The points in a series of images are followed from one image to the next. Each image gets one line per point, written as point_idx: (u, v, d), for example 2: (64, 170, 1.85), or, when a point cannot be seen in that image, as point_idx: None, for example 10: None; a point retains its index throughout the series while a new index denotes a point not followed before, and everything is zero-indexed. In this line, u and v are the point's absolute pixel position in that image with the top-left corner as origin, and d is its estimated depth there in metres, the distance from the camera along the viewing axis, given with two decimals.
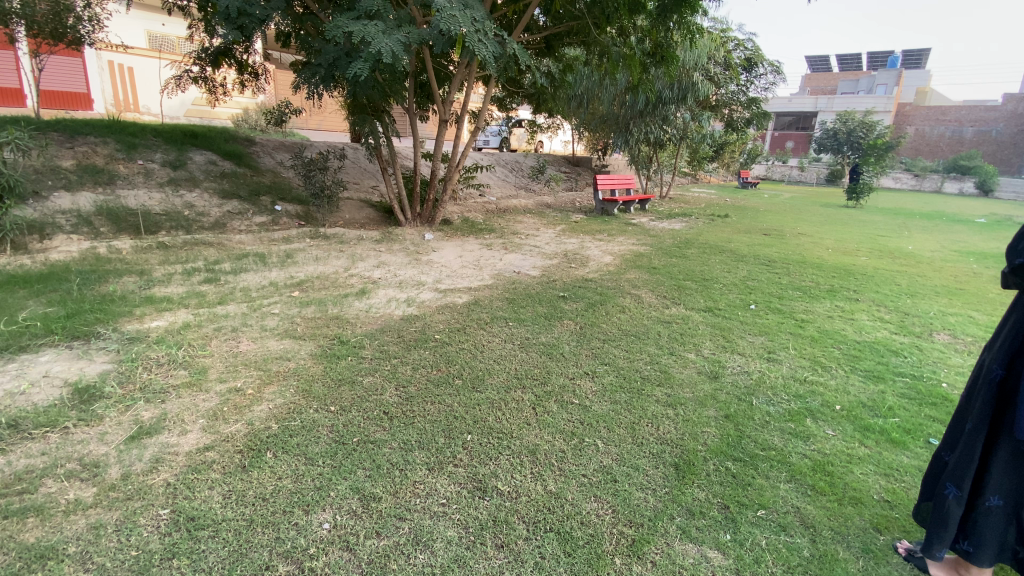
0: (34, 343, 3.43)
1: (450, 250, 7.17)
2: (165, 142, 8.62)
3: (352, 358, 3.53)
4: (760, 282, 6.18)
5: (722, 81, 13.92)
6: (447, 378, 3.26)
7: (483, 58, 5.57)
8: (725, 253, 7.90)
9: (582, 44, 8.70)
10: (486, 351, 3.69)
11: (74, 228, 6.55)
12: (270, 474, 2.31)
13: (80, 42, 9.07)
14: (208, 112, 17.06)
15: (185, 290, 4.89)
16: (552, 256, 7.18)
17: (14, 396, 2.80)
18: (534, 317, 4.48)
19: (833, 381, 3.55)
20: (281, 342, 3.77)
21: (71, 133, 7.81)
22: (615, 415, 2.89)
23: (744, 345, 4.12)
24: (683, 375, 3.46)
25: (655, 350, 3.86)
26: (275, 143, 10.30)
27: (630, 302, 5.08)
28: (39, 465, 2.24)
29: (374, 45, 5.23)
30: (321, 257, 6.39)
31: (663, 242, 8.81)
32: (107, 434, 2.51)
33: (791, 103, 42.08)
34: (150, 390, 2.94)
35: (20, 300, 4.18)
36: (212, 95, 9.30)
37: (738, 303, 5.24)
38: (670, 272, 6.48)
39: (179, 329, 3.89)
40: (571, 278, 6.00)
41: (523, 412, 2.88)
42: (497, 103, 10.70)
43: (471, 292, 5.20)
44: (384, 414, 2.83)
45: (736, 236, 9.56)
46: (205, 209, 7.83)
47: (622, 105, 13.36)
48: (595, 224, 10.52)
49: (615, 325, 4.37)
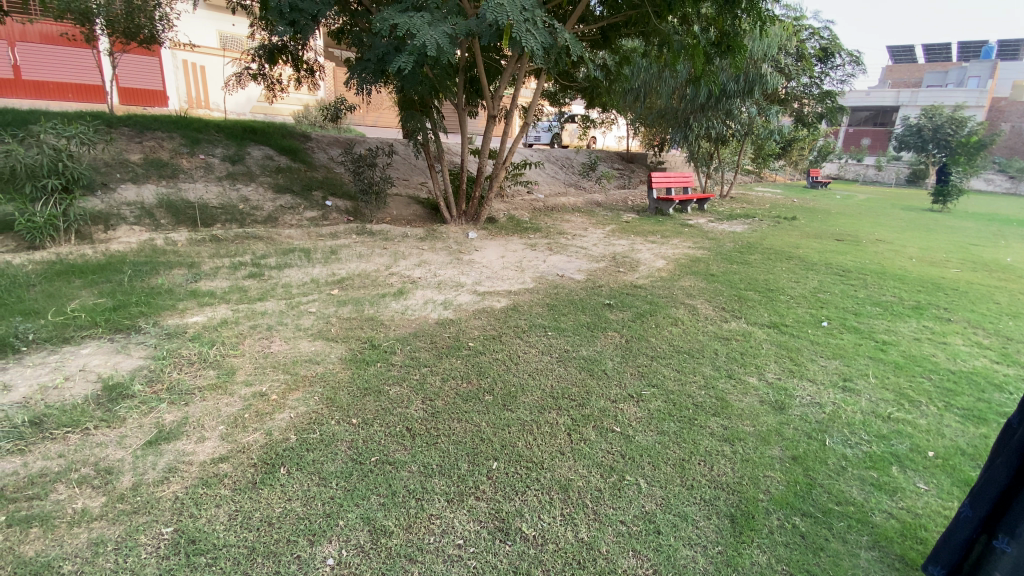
0: (78, 335, 3.52)
1: (493, 250, 6.95)
2: (226, 137, 8.89)
3: (381, 364, 3.37)
4: (832, 295, 5.56)
5: (793, 73, 12.96)
6: (477, 393, 3.02)
7: (531, 50, 5.28)
8: (791, 260, 7.25)
9: (640, 34, 8.25)
10: (521, 364, 3.43)
11: (136, 219, 6.86)
12: (280, 494, 2.16)
13: (152, 41, 9.53)
14: (271, 108, 17.69)
15: (229, 284, 4.93)
16: (599, 259, 6.82)
17: (47, 391, 2.82)
18: (575, 326, 4.18)
19: (925, 420, 3.03)
20: (313, 344, 3.66)
21: (140, 128, 8.18)
22: (663, 449, 2.56)
23: (815, 370, 3.64)
24: (743, 404, 3.06)
25: (711, 372, 3.47)
26: (329, 139, 10.44)
27: (683, 313, 4.67)
28: (53, 469, 2.22)
29: (419, 37, 5.07)
30: (364, 254, 6.34)
31: (722, 245, 8.23)
32: (127, 437, 2.46)
33: (869, 97, 39.16)
34: (176, 391, 2.89)
35: (74, 291, 4.33)
36: (271, 92, 9.53)
37: (806, 319, 4.71)
38: (729, 280, 5.97)
39: (217, 326, 3.87)
40: (619, 284, 5.63)
41: (557, 439, 2.60)
42: (549, 97, 10.39)
43: (511, 296, 4.95)
44: (407, 431, 2.63)
45: (804, 242, 8.79)
46: (259, 203, 8.01)
47: (682, 99, 12.68)
48: (648, 224, 10.00)
49: (665, 340, 3.99)
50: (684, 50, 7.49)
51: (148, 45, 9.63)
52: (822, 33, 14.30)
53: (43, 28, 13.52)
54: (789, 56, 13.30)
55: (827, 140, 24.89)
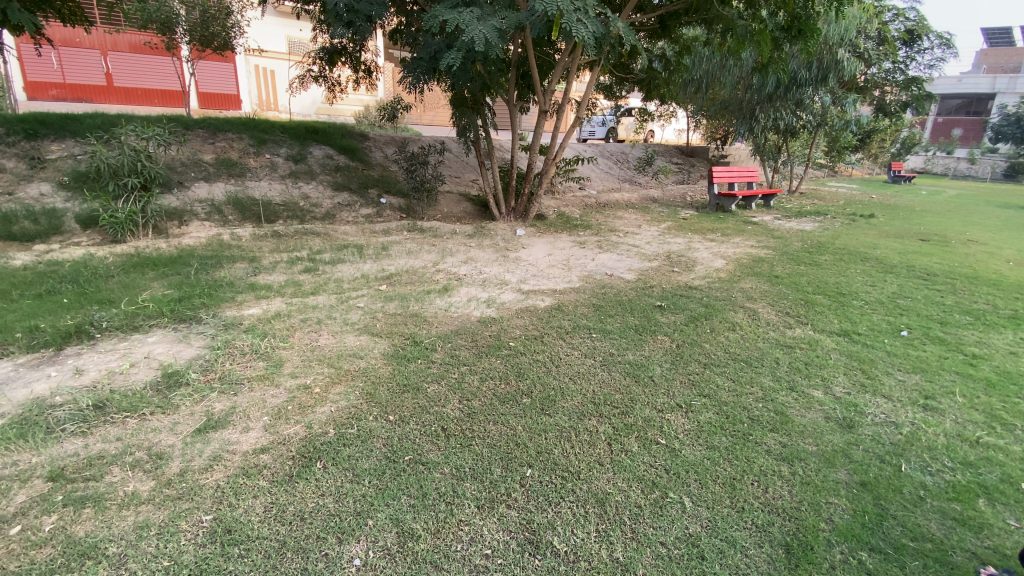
0: (146, 324, 3.78)
1: (541, 247, 6.84)
2: (290, 137, 9.28)
3: (421, 361, 3.36)
4: (914, 302, 5.04)
5: (874, 58, 11.95)
6: (515, 395, 2.94)
7: (582, 40, 5.11)
8: (867, 262, 6.65)
9: (702, 21, 7.83)
10: (564, 367, 3.32)
11: (207, 215, 7.32)
12: (314, 489, 2.17)
13: (224, 47, 10.12)
14: (334, 109, 18.36)
15: (285, 278, 5.13)
16: (652, 258, 6.55)
17: (114, 376, 3.05)
18: (622, 329, 4.00)
19: (1021, 447, 2.65)
20: (358, 338, 3.72)
21: (213, 130, 8.68)
22: (712, 466, 2.38)
23: (890, 385, 3.28)
24: (806, 421, 2.80)
25: (770, 384, 3.20)
26: (386, 138, 10.68)
27: (742, 318, 4.37)
28: (110, 452, 2.37)
29: (467, 33, 5.04)
30: (413, 250, 6.42)
31: (789, 245, 7.69)
32: (179, 424, 2.59)
33: (962, 83, 35.75)
34: (227, 380, 3.01)
35: (147, 282, 4.65)
36: (331, 93, 9.85)
37: (883, 328, 4.28)
38: (795, 283, 5.54)
39: (270, 318, 4.02)
40: (672, 284, 5.37)
41: (596, 448, 2.48)
42: (604, 91, 10.10)
43: (555, 296, 4.84)
44: (442, 431, 2.59)
45: (883, 242, 8.07)
46: (318, 201, 8.32)
47: (747, 89, 11.99)
48: (707, 221, 9.53)
49: (719, 347, 3.74)
50: (749, 37, 7.04)
51: (222, 51, 10.21)
52: (908, 14, 13.10)
53: (132, 38, 14.74)
54: (870, 40, 12.28)
55: (913, 131, 22.80)
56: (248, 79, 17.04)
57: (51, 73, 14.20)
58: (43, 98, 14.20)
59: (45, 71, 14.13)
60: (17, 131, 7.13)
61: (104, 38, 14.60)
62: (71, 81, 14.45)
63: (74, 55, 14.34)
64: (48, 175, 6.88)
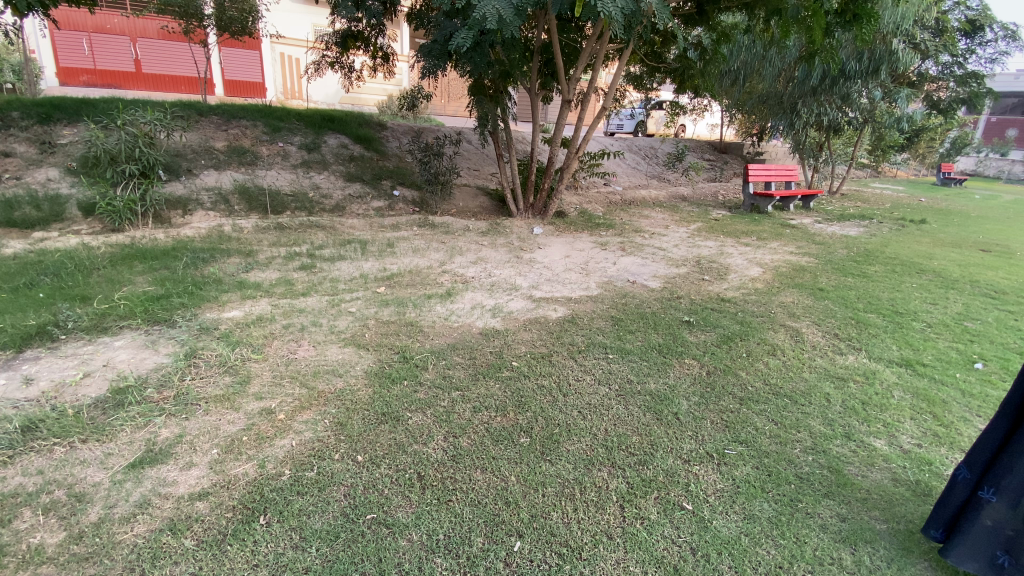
0: (116, 325, 3.45)
1: (558, 248, 6.34)
2: (306, 125, 8.93)
3: (408, 383, 2.91)
4: (984, 325, 4.36)
5: (931, 50, 10.99)
6: (512, 433, 2.47)
7: (608, 17, 4.53)
8: (924, 275, 5.94)
9: (744, 5, 7.13)
10: (573, 398, 2.81)
11: (213, 205, 7.03)
12: (246, 557, 1.76)
13: (243, 32, 9.84)
14: (358, 98, 18.08)
15: (278, 276, 4.76)
16: (681, 263, 5.98)
17: (62, 389, 2.69)
18: (644, 349, 3.47)
19: None
20: (341, 351, 3.29)
21: (227, 116, 8.40)
22: (752, 548, 1.90)
23: (970, 437, 2.69)
24: (870, 484, 2.29)
25: (821, 430, 2.66)
26: (404, 127, 10.26)
27: (784, 340, 3.79)
28: (27, 489, 2.01)
29: (480, 9, 4.55)
30: (421, 248, 6.00)
31: (833, 252, 6.98)
32: (111, 456, 2.21)
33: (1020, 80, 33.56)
34: (181, 400, 2.61)
35: (131, 277, 4.35)
36: (349, 81, 9.45)
37: (952, 358, 3.64)
38: (843, 297, 4.91)
39: (251, 323, 3.63)
40: (703, 295, 4.80)
41: (604, 514, 2.01)
42: (635, 81, 9.45)
43: (570, 305, 4.34)
44: (418, 478, 2.15)
45: (939, 251, 7.28)
46: (329, 192, 7.97)
47: (789, 82, 11.20)
48: (741, 223, 8.83)
49: (758, 376, 3.19)
50: (798, 20, 6.20)
51: (241, 35, 9.95)
52: (970, 4, 12.05)
53: (159, 23, 14.72)
54: (926, 31, 11.30)
55: (965, 130, 21.33)
56: (274, 68, 16.97)
57: (82, 58, 14.32)
58: (74, 84, 14.39)
59: (76, 56, 14.26)
60: (30, 114, 7.01)
61: (132, 23, 14.64)
62: (100, 66, 14.54)
63: (104, 41, 14.41)
64: (56, 160, 6.72)
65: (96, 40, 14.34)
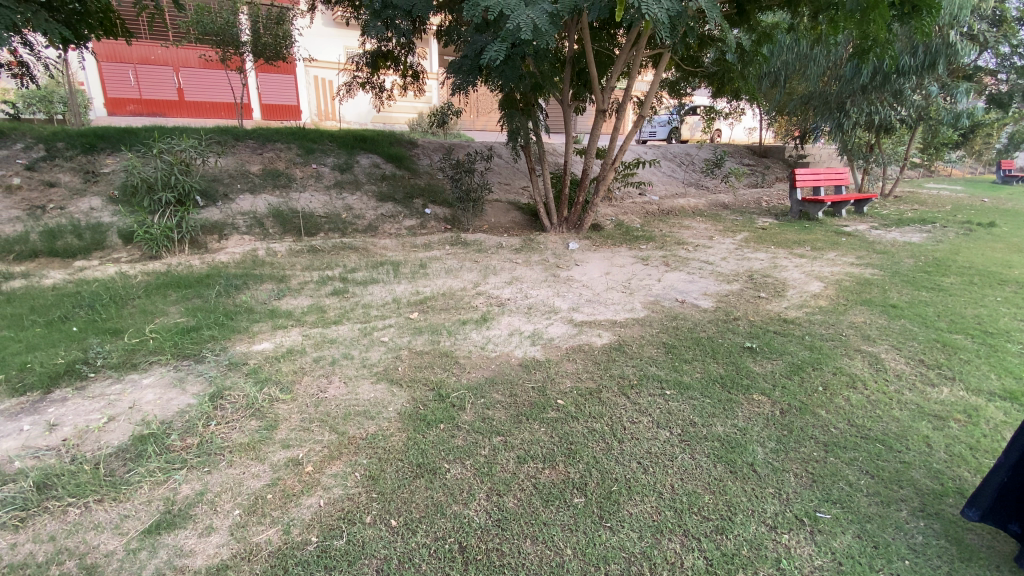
0: (146, 361, 3.34)
1: (596, 264, 6.04)
2: (338, 146, 8.95)
3: (444, 426, 2.64)
4: None
5: (991, 40, 10.23)
6: (564, 492, 2.16)
7: (652, 19, 4.23)
8: (1007, 286, 5.35)
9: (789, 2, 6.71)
10: (630, 445, 2.49)
11: (248, 228, 7.03)
12: None
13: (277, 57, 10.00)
14: (389, 117, 18.33)
15: (310, 303, 4.62)
16: (731, 278, 5.59)
17: (85, 435, 2.54)
18: (704, 382, 3.11)
19: None
20: (374, 388, 3.06)
21: (263, 140, 8.50)
22: None
23: None
24: (1002, 559, 1.89)
25: (930, 486, 2.25)
26: (434, 144, 10.17)
27: (863, 370, 3.35)
28: (37, 559, 1.84)
29: (513, 20, 4.35)
30: (453, 268, 5.80)
31: (898, 262, 6.42)
32: (128, 519, 2.02)
33: None
34: (204, 450, 2.43)
35: (164, 308, 4.29)
36: (379, 101, 9.42)
37: None
38: (920, 315, 4.41)
39: (280, 357, 3.46)
40: (762, 315, 4.39)
41: None
42: (670, 87, 9.07)
43: (615, 329, 4.02)
44: (460, 550, 1.88)
45: (1018, 258, 6.60)
46: (361, 212, 7.90)
47: (835, 81, 10.59)
48: (791, 231, 8.29)
49: (841, 416, 2.79)
50: (854, 14, 5.62)
51: (275, 61, 10.13)
52: None
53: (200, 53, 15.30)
54: (985, 21, 10.56)
55: None
56: (308, 91, 17.37)
57: (129, 89, 14.97)
58: (121, 114, 15.04)
59: (123, 87, 14.91)
60: (76, 145, 7.23)
61: (176, 55, 15.26)
62: (145, 96, 15.18)
63: (149, 72, 15.04)
64: (99, 189, 6.87)
65: (142, 71, 14.99)
